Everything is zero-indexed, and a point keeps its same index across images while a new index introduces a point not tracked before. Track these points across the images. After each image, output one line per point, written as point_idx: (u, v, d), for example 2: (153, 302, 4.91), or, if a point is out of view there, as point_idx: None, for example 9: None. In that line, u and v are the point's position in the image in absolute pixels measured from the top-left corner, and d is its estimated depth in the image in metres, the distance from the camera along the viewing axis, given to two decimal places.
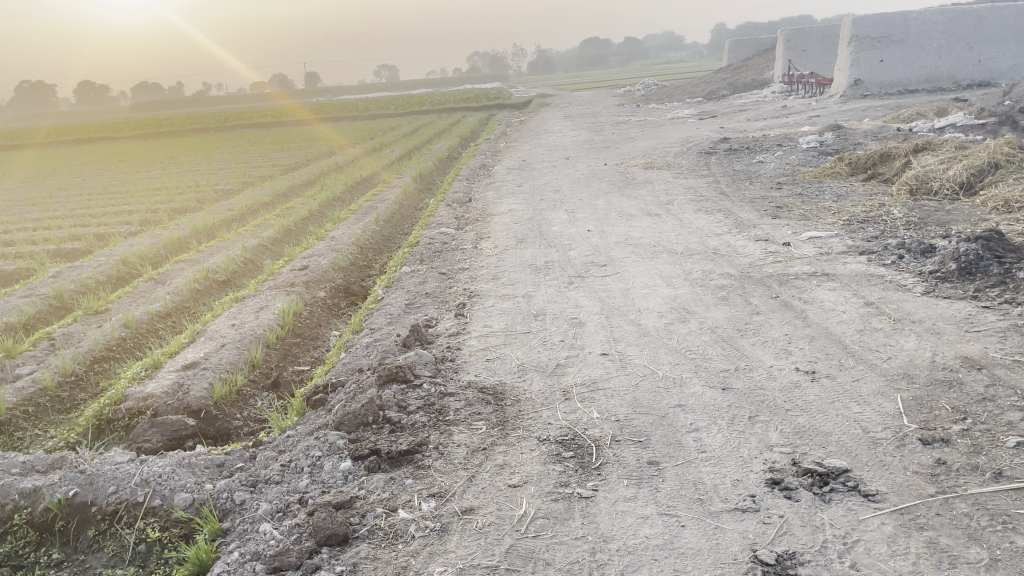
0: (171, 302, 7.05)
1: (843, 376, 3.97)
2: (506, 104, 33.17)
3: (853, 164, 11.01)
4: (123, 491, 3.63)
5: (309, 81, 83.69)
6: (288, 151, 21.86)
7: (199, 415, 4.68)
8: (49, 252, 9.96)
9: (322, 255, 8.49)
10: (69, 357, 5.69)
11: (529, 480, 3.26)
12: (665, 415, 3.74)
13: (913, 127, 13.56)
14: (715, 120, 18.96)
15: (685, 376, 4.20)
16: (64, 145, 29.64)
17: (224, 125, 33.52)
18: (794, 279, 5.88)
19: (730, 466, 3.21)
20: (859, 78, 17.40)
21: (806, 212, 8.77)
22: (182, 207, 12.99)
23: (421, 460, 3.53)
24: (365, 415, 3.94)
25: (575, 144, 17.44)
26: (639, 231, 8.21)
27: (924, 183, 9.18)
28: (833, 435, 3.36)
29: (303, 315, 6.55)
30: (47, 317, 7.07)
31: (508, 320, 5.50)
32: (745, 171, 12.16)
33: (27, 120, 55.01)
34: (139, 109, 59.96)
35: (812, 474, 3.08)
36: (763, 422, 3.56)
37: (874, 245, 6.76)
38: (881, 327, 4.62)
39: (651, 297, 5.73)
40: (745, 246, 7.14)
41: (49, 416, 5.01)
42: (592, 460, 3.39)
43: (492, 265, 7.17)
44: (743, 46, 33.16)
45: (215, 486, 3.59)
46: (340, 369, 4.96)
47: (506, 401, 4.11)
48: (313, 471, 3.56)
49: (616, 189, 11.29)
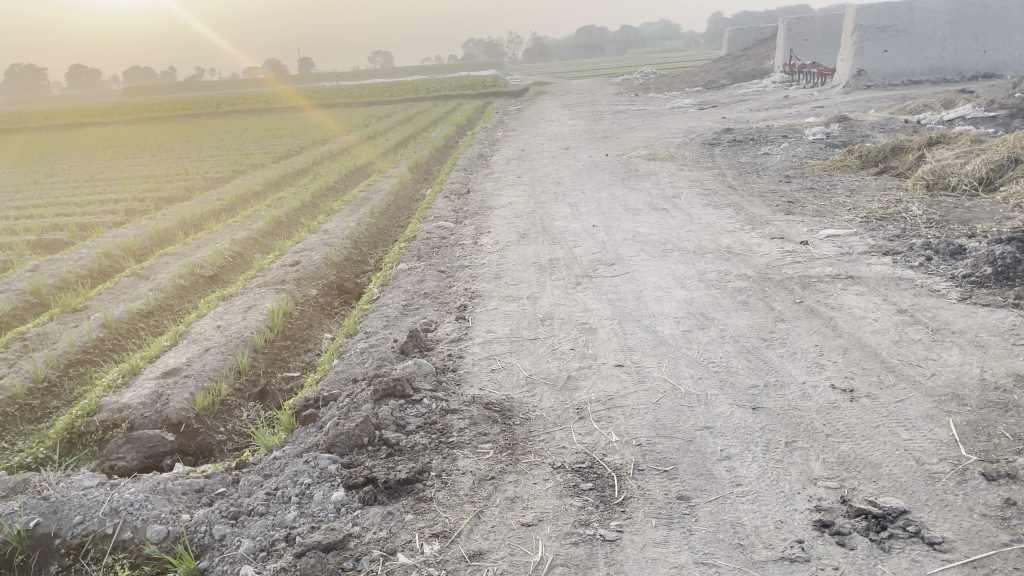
0: (153, 300, 6.66)
1: (886, 396, 3.61)
2: (504, 92, 32.68)
3: (864, 157, 10.67)
4: (90, 522, 3.25)
5: (304, 67, 82.62)
6: (282, 137, 21.39)
7: (178, 430, 4.31)
8: (29, 243, 9.54)
9: (315, 249, 8.09)
10: (43, 361, 5.30)
11: (544, 518, 2.90)
12: (691, 440, 3.38)
13: (922, 118, 13.18)
14: (717, 110, 18.58)
15: (710, 394, 3.82)
16: (53, 130, 29.12)
17: (216, 111, 32.95)
18: (817, 282, 5.51)
19: (770, 504, 2.86)
20: (862, 69, 17.02)
21: (821, 209, 8.41)
22: (170, 195, 12.55)
23: (423, 491, 3.16)
24: (359, 436, 3.59)
25: (574, 134, 17.05)
26: (647, 227, 7.83)
27: (941, 179, 8.83)
28: (883, 467, 3.02)
29: (294, 315, 6.16)
30: (22, 315, 6.68)
31: (514, 325, 5.12)
32: (751, 163, 11.79)
33: (15, 103, 54.32)
34: (132, 94, 59.21)
35: (865, 515, 2.73)
36: (803, 450, 3.21)
37: (898, 245, 6.39)
38: (920, 338, 4.27)
39: (665, 300, 5.36)
40: (760, 245, 6.79)
41: (18, 428, 4.62)
42: (614, 494, 3.03)
43: (493, 263, 6.78)
44: (744, 35, 32.44)
45: (193, 517, 3.22)
46: (332, 380, 4.58)
47: (516, 420, 3.75)
48: (302, 502, 3.20)
49: (619, 181, 10.93)
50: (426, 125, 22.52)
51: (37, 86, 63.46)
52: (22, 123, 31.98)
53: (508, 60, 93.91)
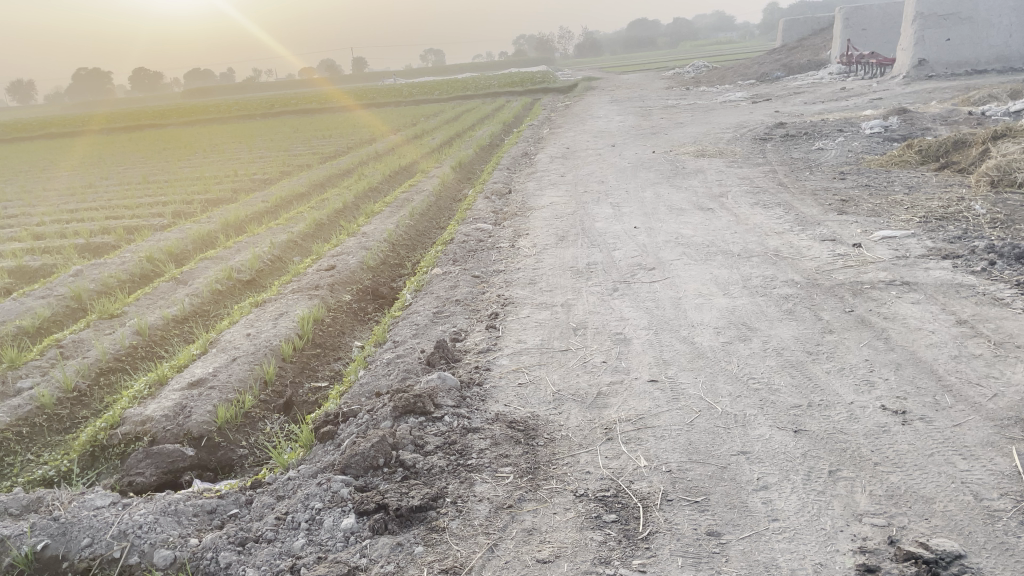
0: (188, 306, 6.64)
1: (941, 419, 3.32)
2: (553, 88, 32.42)
3: (924, 152, 10.18)
4: (98, 545, 3.14)
5: (357, 68, 83.42)
6: (330, 137, 21.57)
7: (199, 444, 4.23)
8: (77, 246, 9.66)
9: (351, 252, 7.99)
10: (74, 370, 5.28)
11: (561, 554, 2.71)
12: (727, 466, 3.14)
13: (986, 109, 12.53)
14: (770, 104, 18.06)
15: (749, 414, 3.57)
16: (112, 133, 29.89)
17: (268, 111, 33.45)
18: (870, 288, 5.19)
19: (810, 543, 2.62)
20: (923, 58, 16.29)
21: (876, 208, 8.01)
22: (216, 198, 12.66)
23: (436, 520, 3.00)
24: (375, 458, 3.44)
25: (623, 130, 16.75)
26: (690, 228, 7.54)
27: (1007, 175, 8.34)
28: (937, 502, 2.75)
29: (325, 322, 6.06)
30: (62, 321, 6.72)
31: (545, 335, 4.92)
32: (804, 159, 11.38)
33: (78, 107, 56.07)
34: (191, 96, 60.58)
35: (916, 560, 2.48)
36: (847, 481, 2.95)
37: (959, 247, 6.00)
38: (981, 354, 3.94)
39: (705, 309, 5.09)
40: (809, 248, 6.45)
41: (45, 438, 4.58)
42: (639, 527, 2.82)
43: (529, 267, 6.60)
44: (798, 26, 31.60)
45: (202, 541, 3.10)
46: (356, 393, 4.46)
47: (539, 440, 3.55)
48: (312, 528, 3.06)
49: (665, 179, 10.64)
50: (474, 123, 22.42)
51: (101, 89, 65.44)
52: (85, 125, 32.95)
53: (560, 54, 93.48)
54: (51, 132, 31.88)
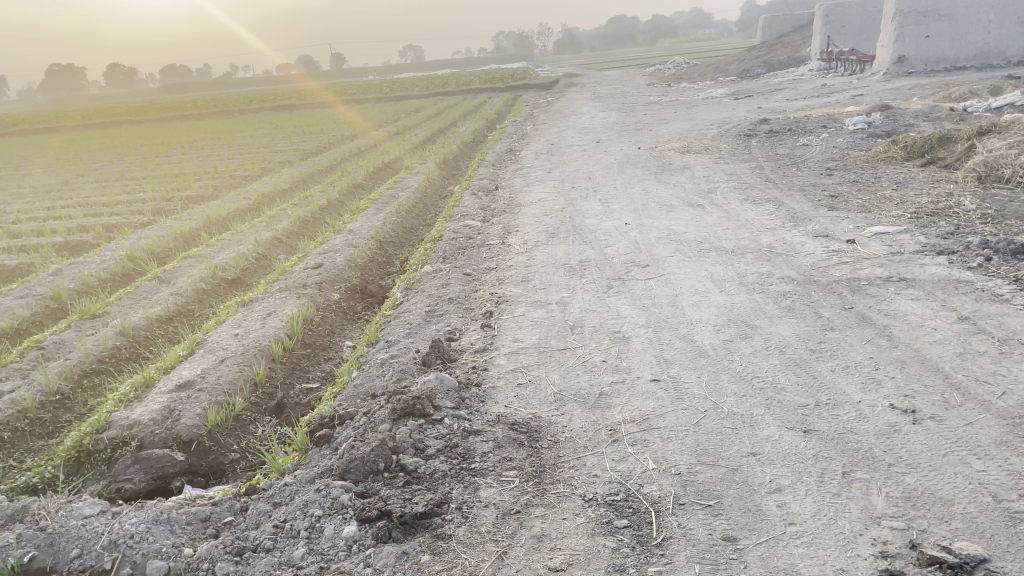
0: (172, 306, 6.48)
1: (952, 418, 3.27)
2: (535, 85, 32.32)
3: (910, 147, 10.19)
4: (88, 557, 3.00)
5: (335, 64, 82.89)
6: (311, 134, 21.32)
7: (189, 448, 4.11)
8: (54, 245, 9.44)
9: (339, 250, 7.86)
10: (56, 373, 5.12)
11: (574, 562, 2.62)
12: (737, 468, 3.07)
13: (968, 105, 12.59)
14: (753, 100, 18.09)
15: (756, 415, 3.50)
16: (88, 129, 29.44)
17: (247, 107, 33.10)
18: (867, 285, 5.15)
19: (829, 548, 2.55)
20: (903, 55, 16.39)
21: (865, 204, 7.99)
22: (196, 194, 12.45)
23: (441, 527, 2.91)
24: (375, 462, 3.34)
25: (606, 126, 16.70)
26: (681, 225, 7.48)
27: (994, 170, 8.35)
28: (956, 504, 2.70)
29: (314, 322, 5.94)
30: (41, 322, 6.54)
31: (542, 334, 4.83)
32: (790, 155, 11.37)
33: (52, 102, 55.28)
34: (167, 91, 59.86)
35: (940, 565, 2.42)
36: (862, 483, 2.88)
37: (953, 243, 5.98)
38: (986, 351, 3.90)
39: (703, 306, 5.02)
40: (803, 244, 6.40)
41: (27, 444, 4.43)
42: (652, 533, 2.74)
43: (521, 264, 6.51)
44: (778, 22, 31.71)
45: (197, 552, 2.98)
46: (350, 394, 4.35)
47: (543, 443, 3.47)
48: (312, 537, 2.96)
49: (652, 175, 10.58)
50: (456, 119, 22.29)
51: (76, 85, 64.52)
52: (59, 121, 32.43)
53: (540, 50, 93.36)
54: (24, 129, 31.39)
